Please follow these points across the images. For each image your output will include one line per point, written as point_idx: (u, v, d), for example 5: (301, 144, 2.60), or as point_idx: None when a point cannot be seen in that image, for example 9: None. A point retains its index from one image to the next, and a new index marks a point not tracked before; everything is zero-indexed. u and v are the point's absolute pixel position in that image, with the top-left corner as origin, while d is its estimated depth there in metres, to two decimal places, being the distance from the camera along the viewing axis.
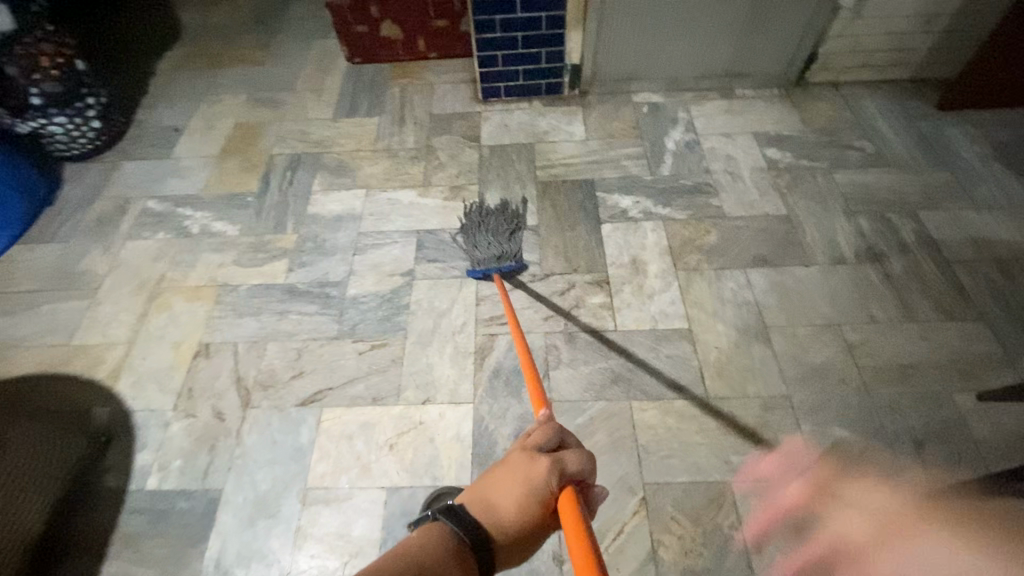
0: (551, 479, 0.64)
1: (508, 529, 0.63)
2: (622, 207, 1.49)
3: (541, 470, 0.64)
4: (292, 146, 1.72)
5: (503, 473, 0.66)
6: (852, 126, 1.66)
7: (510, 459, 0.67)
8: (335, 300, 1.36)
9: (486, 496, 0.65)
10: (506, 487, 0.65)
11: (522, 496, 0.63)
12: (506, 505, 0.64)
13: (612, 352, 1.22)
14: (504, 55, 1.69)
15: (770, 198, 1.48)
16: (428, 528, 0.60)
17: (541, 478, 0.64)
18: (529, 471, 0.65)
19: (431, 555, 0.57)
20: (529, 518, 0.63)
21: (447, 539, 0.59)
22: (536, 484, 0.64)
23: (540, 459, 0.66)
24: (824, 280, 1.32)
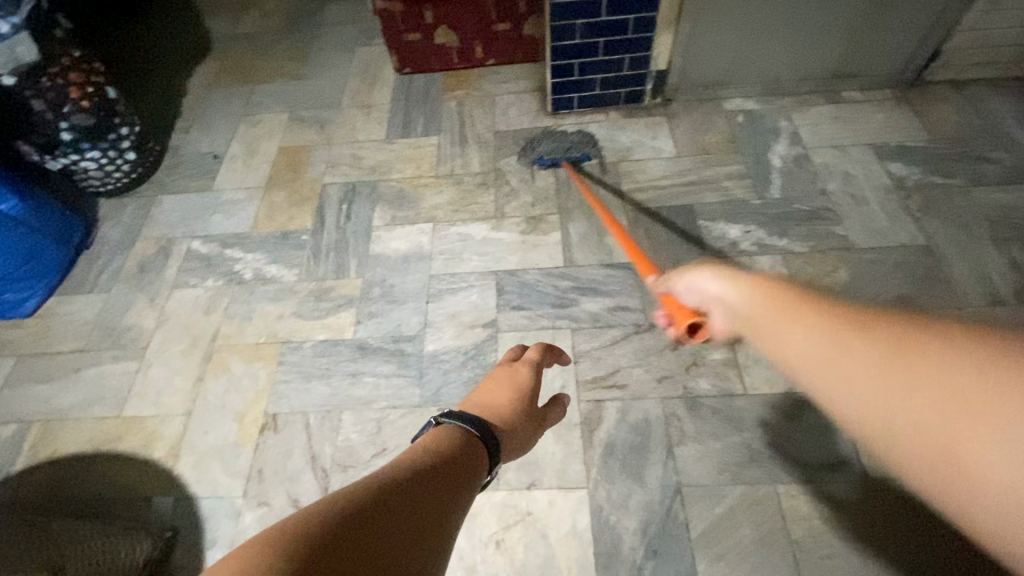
0: (533, 375, 0.87)
1: (506, 414, 0.79)
2: (730, 239, 1.30)
3: (523, 370, 0.87)
4: (345, 172, 1.55)
5: (488, 386, 0.84)
6: (986, 132, 1.44)
7: (493, 380, 0.85)
8: (412, 359, 1.20)
9: (480, 406, 0.80)
10: (494, 394, 0.82)
11: (513, 390, 0.83)
12: (499, 401, 0.81)
13: (744, 422, 1.05)
14: (580, 62, 1.49)
15: (903, 224, 1.28)
16: (436, 427, 0.71)
17: (523, 375, 0.86)
18: (512, 382, 0.85)
19: (453, 442, 0.68)
20: (519, 403, 0.81)
21: (462, 422, 0.71)
22: (520, 380, 0.85)
23: (517, 367, 0.89)
24: (985, 326, 1.13)
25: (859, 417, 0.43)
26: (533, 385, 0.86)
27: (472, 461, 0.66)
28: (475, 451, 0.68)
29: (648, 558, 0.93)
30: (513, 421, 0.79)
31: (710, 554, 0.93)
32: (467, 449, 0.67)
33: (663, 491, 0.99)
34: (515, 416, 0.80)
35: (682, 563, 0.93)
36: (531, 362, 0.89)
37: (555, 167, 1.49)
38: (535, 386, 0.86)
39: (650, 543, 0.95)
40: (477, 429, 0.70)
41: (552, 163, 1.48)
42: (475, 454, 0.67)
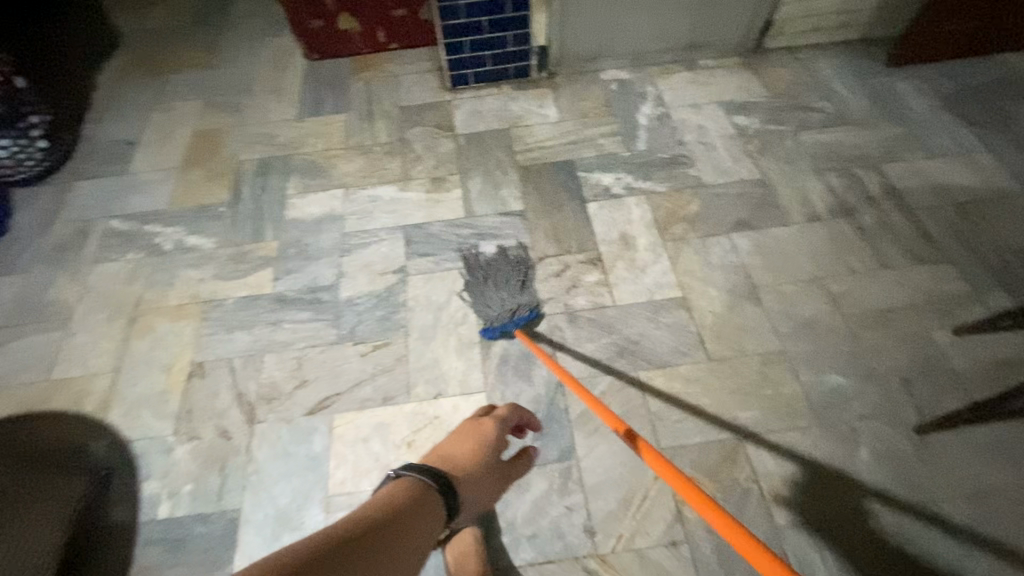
0: (497, 430, 0.96)
1: (465, 469, 0.90)
2: (604, 185, 1.51)
3: (488, 426, 0.97)
4: (259, 150, 1.65)
5: (453, 441, 0.94)
6: (811, 88, 1.73)
7: (457, 432, 0.96)
8: (328, 305, 1.33)
9: (445, 458, 0.91)
10: (457, 448, 0.93)
11: (475, 446, 0.93)
12: (461, 455, 0.91)
13: (614, 327, 1.25)
14: (469, 40, 1.67)
15: (743, 163, 1.54)
16: (397, 482, 0.82)
17: (487, 432, 0.95)
18: (475, 437, 0.95)
19: (406, 498, 0.78)
20: (478, 459, 0.91)
21: (420, 478, 0.82)
22: (484, 436, 0.95)
23: (483, 420, 0.98)
24: (803, 237, 1.39)
25: None
26: (496, 439, 0.95)
27: (423, 522, 0.77)
28: (431, 503, 0.80)
29: (535, 439, 1.12)
30: (471, 480, 0.90)
31: (586, 429, 1.12)
32: (418, 507, 0.78)
33: (548, 387, 1.18)
34: (474, 473, 0.90)
35: (563, 439, 1.11)
36: (496, 419, 0.98)
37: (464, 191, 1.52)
38: (498, 442, 0.95)
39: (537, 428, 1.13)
40: (432, 482, 0.82)
41: (503, 334, 1.25)
42: (425, 510, 0.79)
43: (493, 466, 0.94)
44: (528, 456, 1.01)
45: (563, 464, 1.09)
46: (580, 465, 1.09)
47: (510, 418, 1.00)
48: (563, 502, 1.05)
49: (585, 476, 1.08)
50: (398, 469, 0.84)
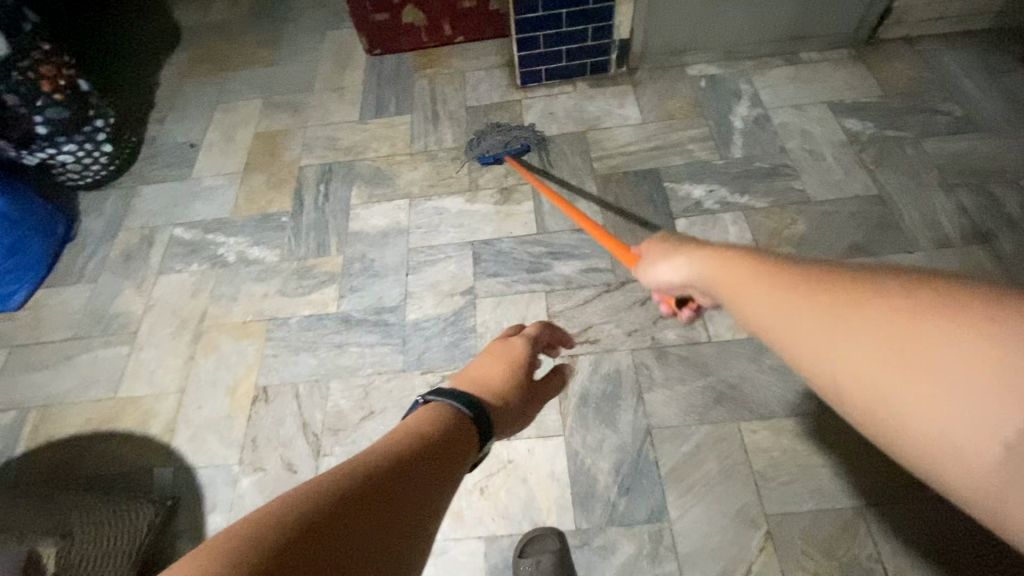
0: (526, 349, 0.86)
1: (498, 388, 0.77)
2: (694, 199, 1.36)
3: (516, 343, 0.87)
4: (322, 155, 1.58)
5: (479, 362, 0.83)
6: (936, 85, 1.50)
7: (486, 354, 0.84)
8: (394, 328, 1.25)
9: (472, 381, 0.78)
10: (487, 369, 0.81)
11: (504, 363, 0.82)
12: (492, 376, 0.79)
13: (709, 367, 1.12)
14: (544, 35, 1.53)
15: (856, 176, 1.35)
16: (425, 406, 0.68)
17: (516, 351, 0.84)
18: (502, 357, 0.83)
19: (436, 423, 0.64)
20: (511, 376, 0.80)
21: (453, 398, 0.69)
22: (514, 356, 0.84)
23: (511, 341, 0.88)
24: (933, 266, 1.19)
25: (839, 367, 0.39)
26: (527, 358, 0.85)
27: (458, 444, 0.63)
28: (464, 427, 0.66)
29: (621, 495, 1.01)
30: (506, 395, 0.77)
31: (678, 487, 1.00)
32: (452, 432, 0.64)
33: (634, 434, 1.06)
34: (507, 389, 0.78)
35: (653, 497, 1.00)
36: (524, 339, 0.88)
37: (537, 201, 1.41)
38: (528, 360, 0.85)
39: (623, 482, 1.02)
40: (462, 403, 0.69)
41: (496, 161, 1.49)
42: (460, 435, 0.64)
43: (527, 388, 0.82)
44: (558, 380, 0.91)
45: (653, 526, 0.98)
46: (673, 529, 0.97)
47: (537, 338, 0.91)
48: (654, 570, 0.94)
49: (678, 542, 0.96)
50: (424, 393, 0.70)
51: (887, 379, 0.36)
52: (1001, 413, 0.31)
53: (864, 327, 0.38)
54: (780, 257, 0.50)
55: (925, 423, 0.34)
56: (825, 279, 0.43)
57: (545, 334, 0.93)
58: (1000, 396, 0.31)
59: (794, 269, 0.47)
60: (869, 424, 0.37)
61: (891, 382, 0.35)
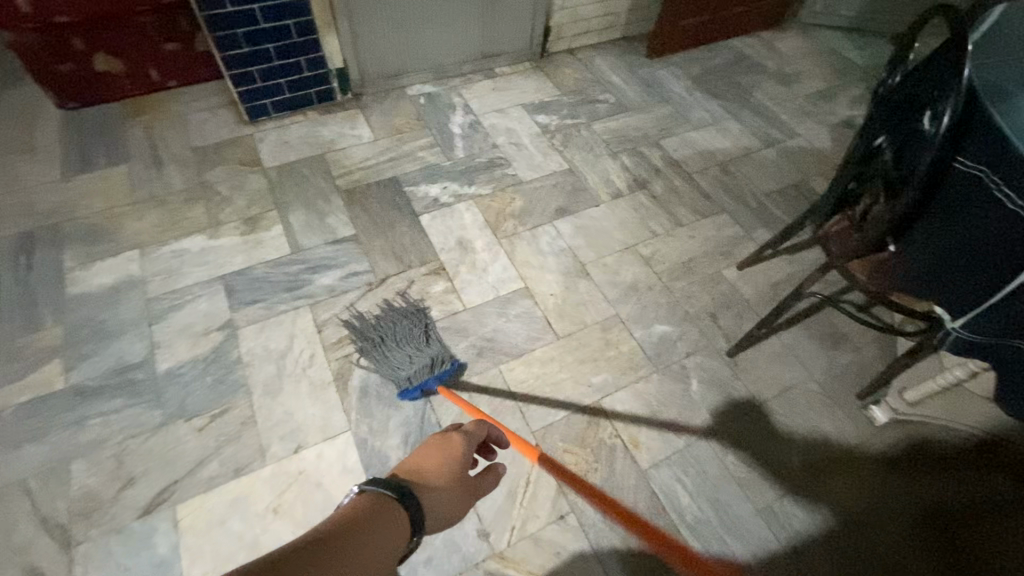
0: (470, 444, 0.79)
1: (436, 483, 0.71)
2: (432, 196, 1.54)
3: (461, 438, 0.81)
4: (15, 224, 1.38)
5: (421, 453, 0.76)
6: (594, 82, 1.95)
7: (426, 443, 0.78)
8: (145, 384, 1.15)
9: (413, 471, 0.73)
10: (427, 462, 0.75)
11: (445, 459, 0.75)
12: (430, 469, 0.73)
13: (468, 330, 1.29)
14: (258, 70, 1.58)
15: (552, 156, 1.68)
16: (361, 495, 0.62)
17: (461, 445, 0.78)
18: (447, 448, 0.78)
19: (371, 511, 0.60)
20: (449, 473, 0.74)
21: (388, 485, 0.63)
22: (457, 449, 0.78)
23: (453, 433, 0.81)
24: (614, 213, 1.56)
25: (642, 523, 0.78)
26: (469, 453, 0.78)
27: (389, 533, 0.59)
28: (397, 521, 0.61)
29: None
30: (444, 492, 0.71)
31: None
32: (385, 519, 0.60)
33: (415, 405, 1.17)
34: (446, 486, 0.72)
35: None
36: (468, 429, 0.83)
37: (286, 225, 1.44)
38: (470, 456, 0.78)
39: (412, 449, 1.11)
40: (395, 494, 0.62)
41: (424, 393, 1.17)
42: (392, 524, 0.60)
43: (465, 485, 0.75)
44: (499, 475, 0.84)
45: None
46: None
47: (479, 431, 0.84)
48: None
49: None
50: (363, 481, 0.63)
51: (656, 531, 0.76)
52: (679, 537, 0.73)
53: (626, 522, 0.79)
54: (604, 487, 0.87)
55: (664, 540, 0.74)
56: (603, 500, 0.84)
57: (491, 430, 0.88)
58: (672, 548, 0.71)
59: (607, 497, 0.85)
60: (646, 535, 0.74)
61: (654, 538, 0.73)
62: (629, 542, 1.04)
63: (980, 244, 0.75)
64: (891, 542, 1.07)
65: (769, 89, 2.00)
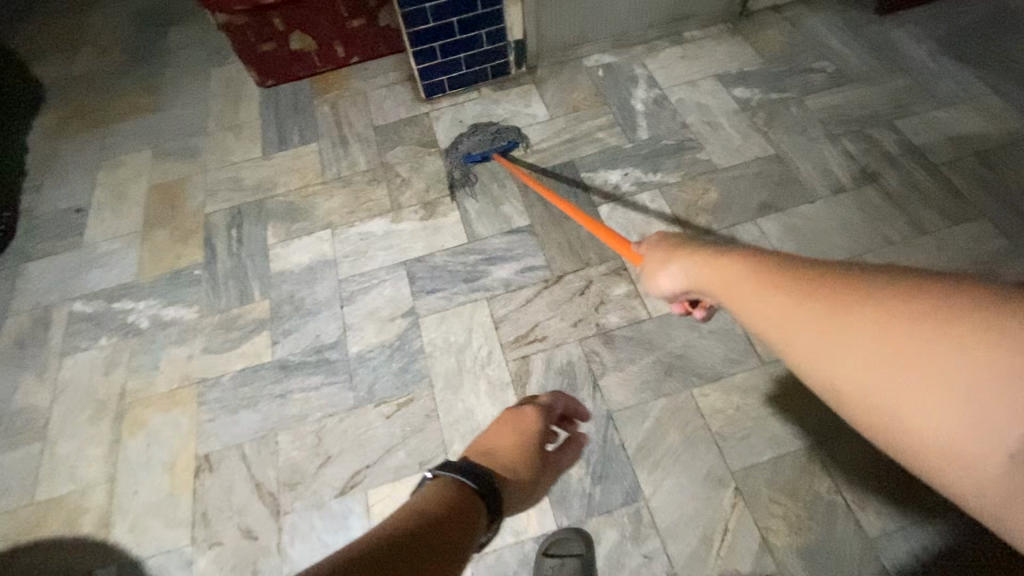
0: (541, 418, 0.84)
1: (510, 461, 0.77)
2: (612, 184, 1.41)
3: (531, 415, 0.84)
4: (228, 198, 1.50)
5: (495, 430, 0.82)
6: (805, 47, 1.63)
7: (497, 425, 0.82)
8: (338, 365, 1.20)
9: (487, 453, 0.78)
10: (496, 442, 0.80)
11: (519, 435, 0.81)
12: (503, 448, 0.79)
13: (655, 342, 1.16)
14: (440, 45, 1.54)
15: (753, 140, 1.44)
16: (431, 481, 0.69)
17: (533, 423, 0.83)
18: (518, 430, 0.81)
19: (445, 499, 0.65)
20: (522, 450, 0.79)
21: (454, 468, 0.69)
22: (531, 426, 0.82)
23: (524, 408, 0.86)
24: (832, 212, 1.30)
25: (825, 380, 0.41)
26: (543, 429, 0.83)
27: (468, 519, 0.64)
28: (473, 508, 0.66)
29: (596, 484, 1.02)
30: (517, 469, 0.77)
31: (647, 464, 1.03)
32: (460, 505, 0.65)
33: (597, 421, 1.08)
34: (519, 463, 0.77)
35: (626, 479, 1.02)
36: (535, 408, 0.85)
37: (462, 211, 1.40)
38: (544, 432, 0.83)
39: (595, 470, 1.03)
40: (472, 479, 0.68)
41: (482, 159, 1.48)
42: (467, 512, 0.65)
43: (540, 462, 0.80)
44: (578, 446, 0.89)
45: (631, 507, 0.99)
46: (651, 507, 0.99)
47: (552, 406, 0.88)
48: (639, 550, 0.96)
49: (659, 519, 0.98)
50: (434, 468, 0.71)
51: (871, 372, 0.38)
52: (981, 397, 0.33)
53: (871, 332, 0.38)
54: (808, 262, 0.47)
55: (901, 411, 0.36)
56: (821, 285, 0.43)
57: (560, 403, 0.89)
58: (1002, 408, 0.32)
59: (819, 285, 0.43)
60: (879, 433, 0.39)
61: (947, 407, 0.34)
62: None
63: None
64: None
65: None
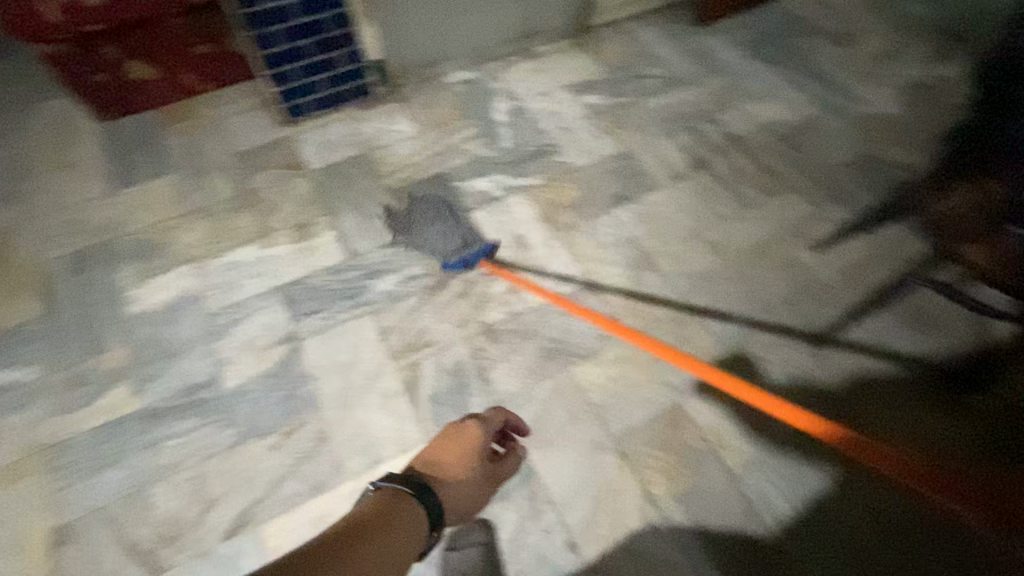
0: (482, 432, 0.89)
1: (451, 477, 0.84)
2: (482, 189, 1.48)
3: (472, 430, 0.89)
4: (68, 243, 1.36)
5: (442, 445, 0.87)
6: (639, 57, 1.83)
7: (441, 441, 0.88)
8: (214, 403, 1.14)
9: (430, 468, 0.84)
10: (440, 457, 0.86)
11: (461, 451, 0.87)
12: (449, 465, 0.85)
13: (535, 332, 1.23)
14: (295, 67, 1.53)
15: (603, 140, 1.60)
16: (375, 493, 0.76)
17: (475, 438, 0.88)
18: (461, 446, 0.87)
19: (381, 508, 0.73)
20: (466, 467, 0.86)
21: (396, 481, 0.77)
22: (473, 442, 0.88)
23: (467, 423, 0.90)
24: (674, 197, 1.47)
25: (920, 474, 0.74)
26: (484, 444, 0.89)
27: (405, 524, 0.72)
28: (411, 516, 0.74)
29: None
30: (457, 483, 0.84)
31: (537, 445, 1.09)
32: (397, 511, 0.73)
33: None
34: (458, 477, 0.84)
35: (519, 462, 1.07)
36: (477, 425, 0.90)
37: (337, 228, 1.39)
38: (484, 445, 0.89)
39: None
40: (408, 488, 0.76)
41: (466, 265, 1.31)
42: (404, 516, 0.72)
43: (480, 475, 0.87)
44: (515, 456, 0.95)
45: (527, 488, 1.04)
46: (545, 484, 1.05)
47: (493, 420, 0.93)
48: (538, 527, 1.01)
49: (553, 493, 1.04)
50: (376, 480, 0.78)
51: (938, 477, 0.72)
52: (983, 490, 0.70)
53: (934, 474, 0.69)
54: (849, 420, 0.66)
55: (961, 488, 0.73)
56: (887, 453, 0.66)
57: (504, 419, 0.94)
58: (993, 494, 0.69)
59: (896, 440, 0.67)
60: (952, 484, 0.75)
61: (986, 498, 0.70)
62: (725, 548, 1.00)
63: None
64: None
65: (827, 53, 1.86)
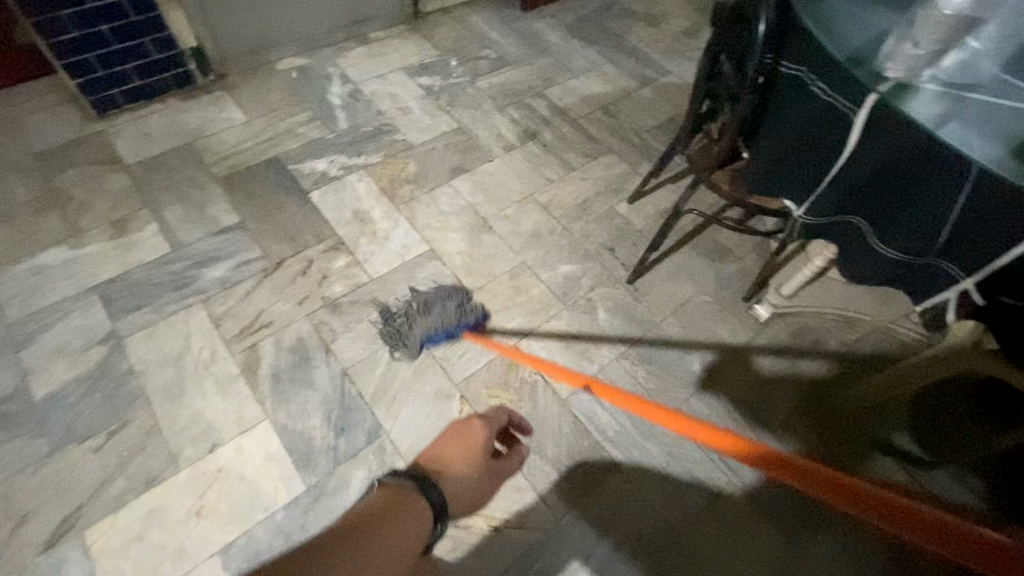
0: (488, 430, 0.70)
1: (455, 473, 0.65)
2: (320, 171, 1.48)
3: (477, 428, 0.69)
4: None
5: (444, 437, 0.68)
6: (471, 40, 1.93)
7: (441, 437, 0.68)
8: (22, 415, 1.05)
9: (435, 467, 0.65)
10: (441, 450, 0.67)
11: (465, 446, 0.68)
12: (454, 459, 0.66)
13: (378, 299, 1.27)
14: (96, 56, 1.41)
15: (440, 118, 1.67)
16: (378, 490, 0.59)
17: (480, 435, 0.69)
18: (469, 437, 0.68)
19: (372, 510, 0.54)
20: (474, 461, 0.67)
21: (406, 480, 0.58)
22: (477, 439, 0.69)
23: (470, 419, 0.71)
24: (507, 166, 1.58)
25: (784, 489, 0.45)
26: (489, 441, 0.70)
27: (401, 529, 0.53)
28: (411, 523, 0.55)
29: (339, 436, 1.08)
30: (464, 478, 0.65)
31: (383, 403, 1.13)
32: (396, 513, 0.55)
33: (333, 381, 1.14)
34: (464, 473, 0.65)
35: (366, 422, 1.11)
36: (486, 420, 0.72)
37: (162, 221, 1.33)
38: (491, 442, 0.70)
39: (336, 424, 1.10)
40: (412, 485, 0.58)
41: (449, 339, 1.19)
42: (392, 523, 0.53)
43: (490, 469, 0.69)
44: (520, 455, 0.75)
45: (374, 444, 1.08)
46: (392, 437, 1.10)
47: (498, 417, 0.74)
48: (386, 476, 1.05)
49: (400, 443, 1.09)
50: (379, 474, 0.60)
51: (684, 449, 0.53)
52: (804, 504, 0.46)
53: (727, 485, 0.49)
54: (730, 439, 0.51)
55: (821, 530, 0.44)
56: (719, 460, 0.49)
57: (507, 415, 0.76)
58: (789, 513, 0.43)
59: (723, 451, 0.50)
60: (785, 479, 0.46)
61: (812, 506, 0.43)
62: (559, 465, 1.09)
63: (823, 142, 0.83)
64: (782, 421, 1.19)
65: (638, 33, 2.08)
